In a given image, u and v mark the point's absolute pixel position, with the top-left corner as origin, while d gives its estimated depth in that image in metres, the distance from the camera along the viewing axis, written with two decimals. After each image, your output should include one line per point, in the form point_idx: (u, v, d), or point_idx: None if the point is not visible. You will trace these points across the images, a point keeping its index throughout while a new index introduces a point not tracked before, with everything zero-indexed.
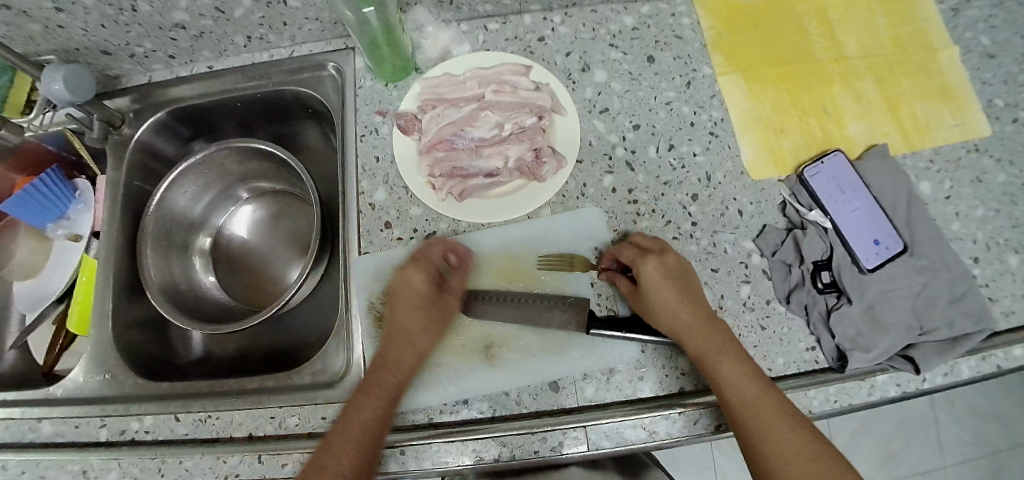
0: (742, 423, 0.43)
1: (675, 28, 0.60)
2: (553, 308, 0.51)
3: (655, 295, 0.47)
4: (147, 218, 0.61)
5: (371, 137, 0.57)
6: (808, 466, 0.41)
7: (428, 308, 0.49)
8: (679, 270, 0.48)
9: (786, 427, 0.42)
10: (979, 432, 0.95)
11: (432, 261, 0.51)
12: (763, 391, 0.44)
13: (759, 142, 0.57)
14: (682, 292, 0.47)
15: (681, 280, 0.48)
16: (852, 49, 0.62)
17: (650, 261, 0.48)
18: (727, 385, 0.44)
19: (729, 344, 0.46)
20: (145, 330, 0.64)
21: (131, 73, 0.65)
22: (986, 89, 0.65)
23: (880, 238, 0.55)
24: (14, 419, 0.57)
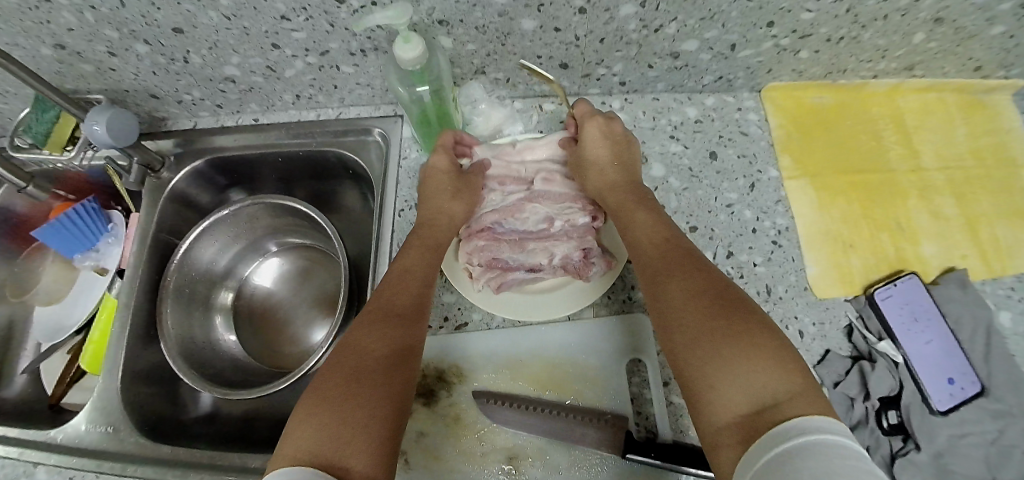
0: (648, 268, 0.41)
1: (740, 123, 0.57)
2: (590, 423, 0.46)
3: (591, 153, 0.50)
4: (171, 272, 0.60)
5: (410, 213, 0.54)
6: (700, 305, 0.36)
7: (457, 187, 0.51)
8: (617, 140, 0.50)
9: (688, 277, 0.38)
10: None
11: (447, 147, 0.53)
12: (677, 250, 0.41)
13: (827, 257, 0.52)
14: (614, 160, 0.49)
15: (615, 148, 0.50)
16: (929, 159, 0.58)
17: (592, 128, 0.50)
18: (640, 254, 0.43)
19: (650, 212, 0.45)
20: (155, 380, 0.61)
21: (178, 117, 0.64)
22: None
23: (954, 377, 0.50)
24: (10, 458, 0.55)
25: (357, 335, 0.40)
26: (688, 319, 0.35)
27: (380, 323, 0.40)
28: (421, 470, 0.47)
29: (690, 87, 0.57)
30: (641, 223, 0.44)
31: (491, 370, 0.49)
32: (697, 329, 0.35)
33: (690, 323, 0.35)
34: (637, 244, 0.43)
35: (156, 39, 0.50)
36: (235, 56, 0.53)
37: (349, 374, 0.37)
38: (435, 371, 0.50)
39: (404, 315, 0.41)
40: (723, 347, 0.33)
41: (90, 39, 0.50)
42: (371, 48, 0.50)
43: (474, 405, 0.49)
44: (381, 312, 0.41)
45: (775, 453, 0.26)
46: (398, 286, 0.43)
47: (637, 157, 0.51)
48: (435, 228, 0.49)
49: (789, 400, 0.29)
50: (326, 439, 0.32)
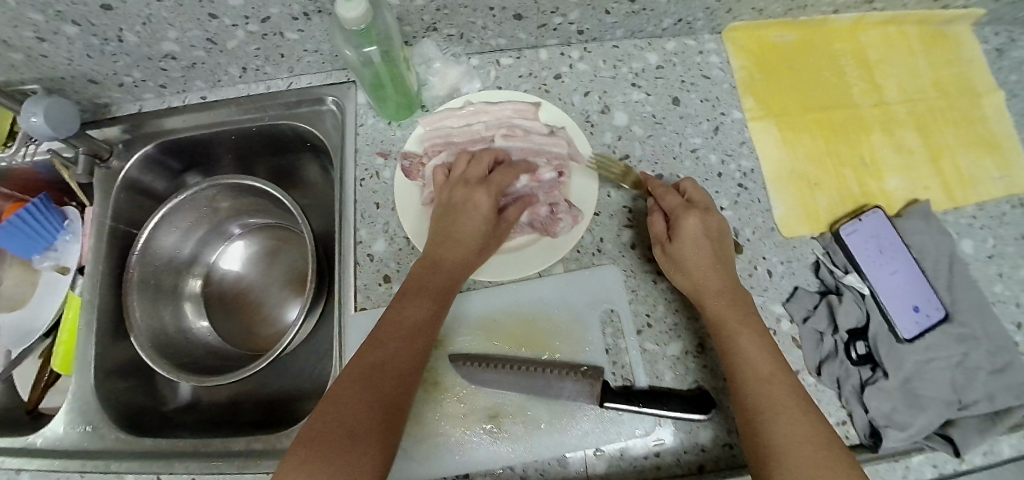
0: (750, 393, 0.39)
1: (702, 67, 0.56)
2: (569, 376, 0.46)
3: (690, 253, 0.44)
4: (133, 264, 0.57)
5: (372, 182, 0.52)
6: (808, 451, 0.35)
7: (489, 239, 0.46)
8: (716, 235, 0.44)
9: (789, 398, 0.38)
10: None
11: (489, 186, 0.46)
12: (775, 365, 0.40)
13: (792, 197, 0.53)
14: (716, 262, 0.44)
15: (716, 247, 0.44)
16: (893, 93, 0.58)
17: (693, 216, 0.44)
18: (740, 354, 0.41)
19: (750, 315, 0.43)
20: (130, 377, 0.59)
21: (120, 101, 0.60)
22: None
23: (919, 305, 0.51)
24: None
25: (348, 390, 0.38)
26: (798, 460, 0.35)
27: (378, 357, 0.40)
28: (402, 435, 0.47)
29: (649, 32, 0.55)
30: (740, 318, 0.42)
31: (466, 333, 0.49)
32: (810, 471, 0.34)
33: (800, 459, 0.35)
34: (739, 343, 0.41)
35: (85, 19, 0.47)
36: (172, 30, 0.49)
37: (340, 435, 0.35)
38: None
39: (400, 377, 0.39)
40: None
41: (13, 24, 0.47)
42: (314, 11, 0.48)
43: (452, 369, 0.48)
44: (375, 368, 0.39)
45: None
46: (397, 341, 0.41)
47: (733, 256, 0.46)
48: (454, 278, 0.44)
49: None
50: None
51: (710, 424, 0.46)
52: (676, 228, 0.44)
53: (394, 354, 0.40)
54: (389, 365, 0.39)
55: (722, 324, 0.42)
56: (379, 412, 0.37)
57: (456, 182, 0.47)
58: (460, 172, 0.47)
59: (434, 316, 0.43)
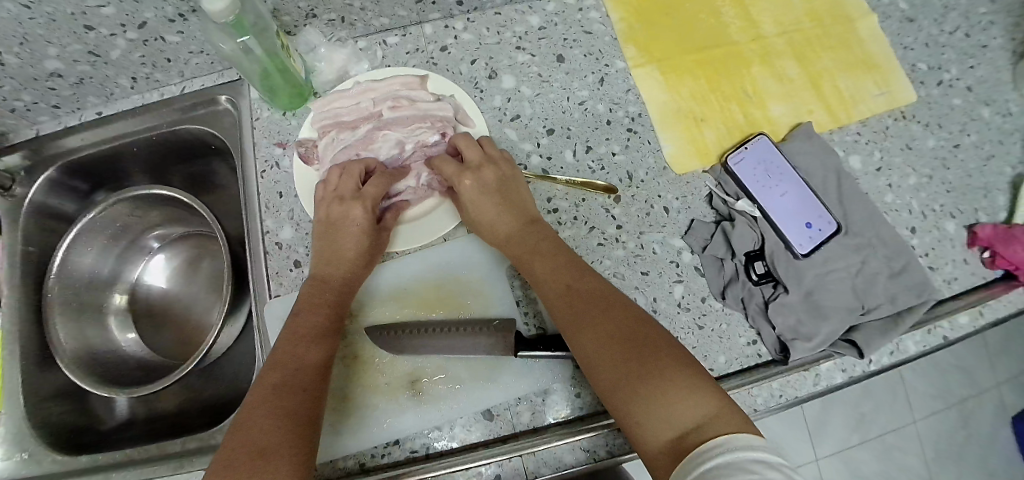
0: (558, 317, 0.42)
1: (583, 23, 0.57)
2: (485, 329, 0.47)
3: (472, 208, 0.47)
4: (50, 282, 0.57)
5: (272, 173, 0.53)
6: (612, 353, 0.37)
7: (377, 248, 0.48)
8: (498, 186, 0.47)
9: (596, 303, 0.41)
10: (943, 385, 1.00)
11: (365, 196, 0.47)
12: (574, 277, 0.43)
13: (680, 134, 0.55)
14: (500, 205, 0.47)
15: (499, 195, 0.47)
16: (768, 28, 0.61)
17: (466, 178, 0.47)
18: (543, 284, 0.44)
19: (546, 241, 0.45)
20: (66, 400, 0.59)
21: (16, 128, 0.59)
22: (908, 54, 0.64)
23: (811, 221, 0.53)
24: None
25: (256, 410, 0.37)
26: (606, 367, 0.37)
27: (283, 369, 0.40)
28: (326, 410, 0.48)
29: None
30: (535, 247, 0.45)
31: (379, 305, 0.50)
32: (616, 373, 0.37)
33: (606, 366, 0.37)
34: (539, 271, 0.44)
35: None
36: (51, 47, 0.49)
37: (254, 450, 0.34)
38: None
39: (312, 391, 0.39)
40: (644, 385, 0.35)
41: None
42: (189, 11, 0.49)
43: (370, 342, 0.49)
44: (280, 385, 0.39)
45: (713, 462, 0.29)
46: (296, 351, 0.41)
47: (526, 189, 0.49)
48: (343, 292, 0.46)
49: (709, 423, 0.32)
50: None
51: None
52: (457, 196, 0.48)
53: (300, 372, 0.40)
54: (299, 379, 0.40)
55: (524, 258, 0.45)
56: (291, 424, 0.37)
57: (330, 200, 0.47)
58: (328, 188, 0.48)
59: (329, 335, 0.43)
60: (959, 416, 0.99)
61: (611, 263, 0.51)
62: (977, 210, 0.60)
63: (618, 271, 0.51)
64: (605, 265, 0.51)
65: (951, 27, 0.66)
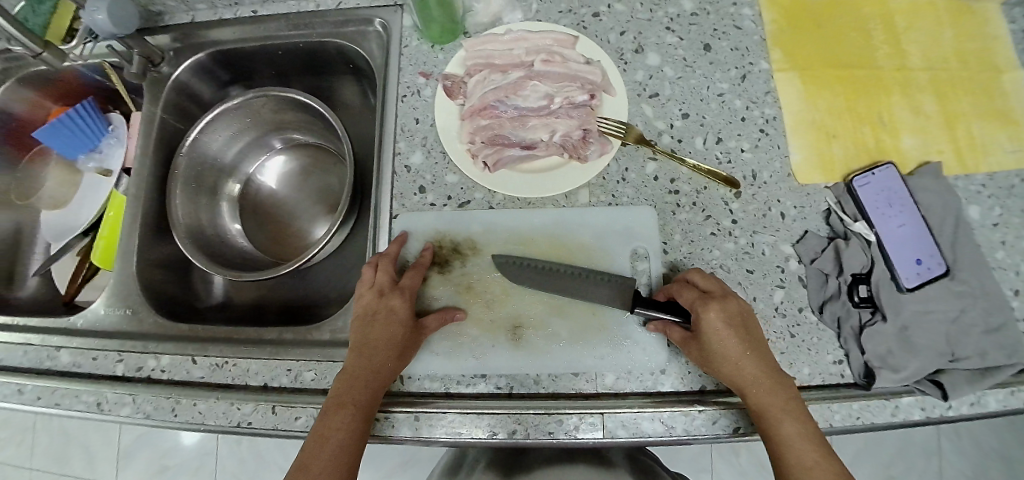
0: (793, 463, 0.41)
1: (735, 17, 0.57)
2: (608, 282, 0.49)
3: (719, 346, 0.44)
4: (180, 158, 0.61)
5: (412, 99, 0.55)
6: None
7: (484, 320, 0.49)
8: (737, 317, 0.44)
9: (806, 438, 0.41)
10: (981, 467, 0.97)
11: (384, 287, 0.48)
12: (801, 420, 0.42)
13: (811, 146, 0.55)
14: (744, 338, 0.44)
15: (741, 328, 0.44)
16: (916, 59, 0.58)
17: (714, 309, 0.44)
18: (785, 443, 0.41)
19: (777, 381, 0.43)
20: (167, 270, 0.64)
21: (174, 10, 0.63)
22: None
23: (921, 257, 0.52)
24: (35, 346, 0.62)
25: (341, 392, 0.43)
26: None
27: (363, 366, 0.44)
28: None
29: None
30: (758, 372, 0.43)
31: (500, 244, 0.52)
32: None
33: None
34: (751, 379, 0.43)
35: None
36: None
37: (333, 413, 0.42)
38: (450, 244, 0.52)
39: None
40: None
41: None
42: None
43: (484, 277, 0.51)
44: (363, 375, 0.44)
45: None
46: (377, 353, 0.45)
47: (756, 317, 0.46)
48: (410, 329, 0.47)
49: None
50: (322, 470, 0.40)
51: None
52: (699, 329, 0.44)
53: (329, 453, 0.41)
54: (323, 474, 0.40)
55: (741, 372, 0.43)
56: (358, 414, 0.43)
57: (367, 293, 0.48)
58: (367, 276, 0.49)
59: (353, 427, 0.42)
60: None
61: (719, 255, 0.52)
62: None
63: (725, 264, 0.52)
64: (714, 255, 0.52)
65: None
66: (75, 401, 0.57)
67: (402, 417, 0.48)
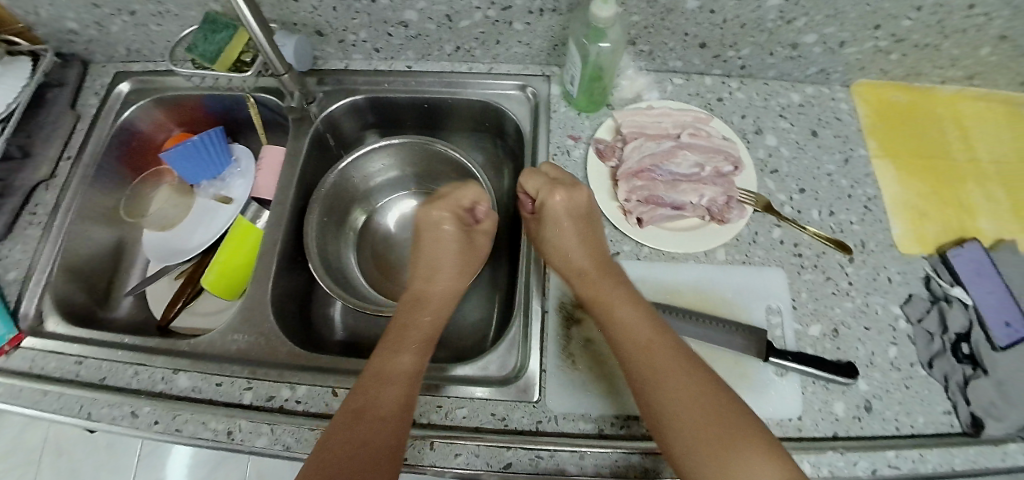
0: (640, 362, 0.47)
1: (834, 111, 0.67)
2: (750, 334, 0.54)
3: (556, 227, 0.55)
4: (321, 190, 0.64)
5: (562, 157, 0.61)
6: (679, 399, 0.44)
7: (587, 235, 0.55)
8: (580, 214, 0.55)
9: (641, 322, 0.49)
10: None
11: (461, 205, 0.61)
12: (654, 331, 0.48)
13: (908, 222, 0.63)
14: (577, 233, 0.54)
15: (578, 220, 0.55)
16: (983, 154, 0.68)
17: (557, 194, 0.55)
18: (623, 327, 0.49)
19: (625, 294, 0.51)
20: (293, 302, 0.65)
21: (329, 57, 0.68)
22: None
23: (1009, 321, 0.58)
24: (144, 367, 0.59)
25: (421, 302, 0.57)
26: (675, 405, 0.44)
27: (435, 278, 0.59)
28: (584, 370, 0.54)
29: (795, 77, 0.67)
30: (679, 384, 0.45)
31: (650, 290, 0.56)
32: (678, 410, 0.44)
33: (687, 405, 0.44)
34: (663, 396, 0.45)
35: None
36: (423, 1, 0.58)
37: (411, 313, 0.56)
38: None
39: (390, 415, 0.46)
40: (718, 435, 0.42)
41: None
42: (550, 9, 0.57)
43: None
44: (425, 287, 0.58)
45: None
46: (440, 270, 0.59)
47: (599, 231, 0.56)
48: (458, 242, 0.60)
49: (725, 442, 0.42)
50: (411, 356, 0.51)
51: (843, 398, 0.55)
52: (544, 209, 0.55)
53: (395, 373, 0.49)
54: (381, 411, 0.46)
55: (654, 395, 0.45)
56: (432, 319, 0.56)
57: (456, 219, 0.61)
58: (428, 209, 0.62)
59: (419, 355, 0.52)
60: None
61: (840, 312, 0.58)
62: None
63: (846, 321, 0.58)
64: (836, 312, 0.58)
65: None
66: (198, 429, 0.54)
67: (565, 456, 0.50)
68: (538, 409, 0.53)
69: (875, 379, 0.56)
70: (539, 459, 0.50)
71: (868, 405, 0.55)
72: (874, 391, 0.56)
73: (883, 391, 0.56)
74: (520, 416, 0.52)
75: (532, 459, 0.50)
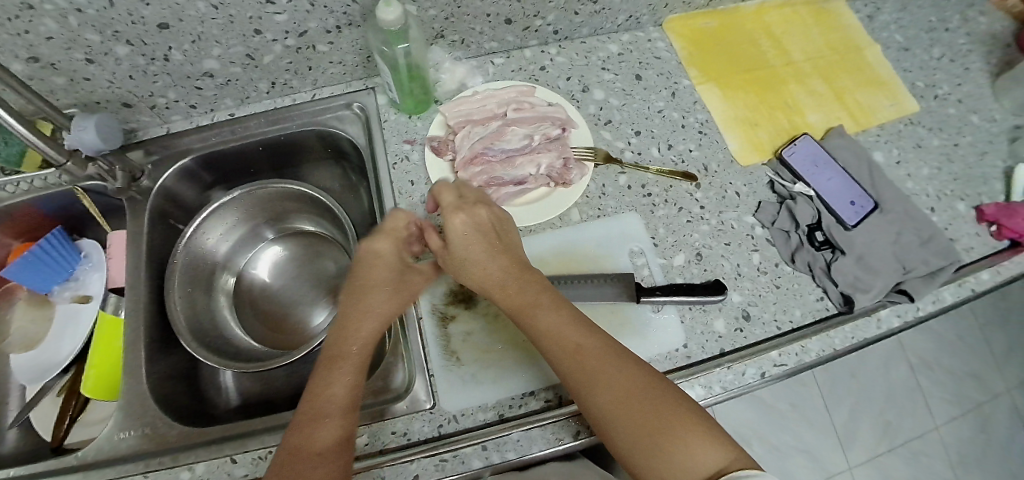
0: (574, 370, 0.45)
1: (653, 51, 0.70)
2: (614, 284, 0.54)
3: (461, 248, 0.49)
4: (175, 259, 0.63)
5: (403, 164, 0.61)
6: (617, 402, 0.43)
7: (500, 247, 0.50)
8: (484, 227, 0.50)
9: (565, 324, 0.47)
10: (957, 390, 1.09)
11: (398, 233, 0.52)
12: (584, 335, 0.46)
13: (741, 135, 0.66)
14: (490, 251, 0.49)
15: (485, 233, 0.50)
16: (797, 55, 0.73)
17: (459, 214, 0.50)
18: (547, 335, 0.46)
19: (548, 299, 0.48)
20: (178, 383, 0.61)
21: (148, 126, 0.65)
22: (936, 76, 0.73)
23: (854, 199, 0.62)
24: None
25: (354, 338, 0.48)
26: (614, 407, 0.43)
27: (367, 301, 0.49)
28: (471, 363, 0.53)
29: (608, 29, 0.70)
30: (612, 376, 0.44)
31: None
32: (619, 413, 0.42)
33: (625, 405, 0.42)
34: (603, 399, 0.43)
35: (139, 39, 0.53)
36: (217, 48, 0.57)
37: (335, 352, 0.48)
38: None
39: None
40: (660, 432, 0.41)
41: (67, 46, 0.52)
42: (346, 24, 0.57)
43: None
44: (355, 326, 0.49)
45: None
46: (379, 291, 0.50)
47: (513, 239, 0.52)
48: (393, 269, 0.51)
49: (674, 439, 0.40)
50: (341, 412, 0.44)
51: (722, 315, 0.56)
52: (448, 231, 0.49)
53: (322, 444, 0.42)
54: (328, 447, 0.42)
55: (587, 392, 0.44)
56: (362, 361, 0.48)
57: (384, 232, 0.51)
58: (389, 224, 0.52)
59: (356, 376, 0.47)
60: (977, 420, 1.09)
61: (699, 237, 0.60)
62: (988, 195, 0.66)
63: (706, 243, 0.60)
64: (694, 239, 0.60)
65: (951, 25, 0.77)
66: None
67: (468, 451, 0.48)
68: (436, 414, 0.51)
69: (746, 289, 0.58)
70: (443, 463, 0.48)
71: (746, 314, 0.56)
72: (748, 299, 0.57)
73: (756, 297, 0.57)
74: (419, 426, 0.50)
75: (436, 465, 0.48)
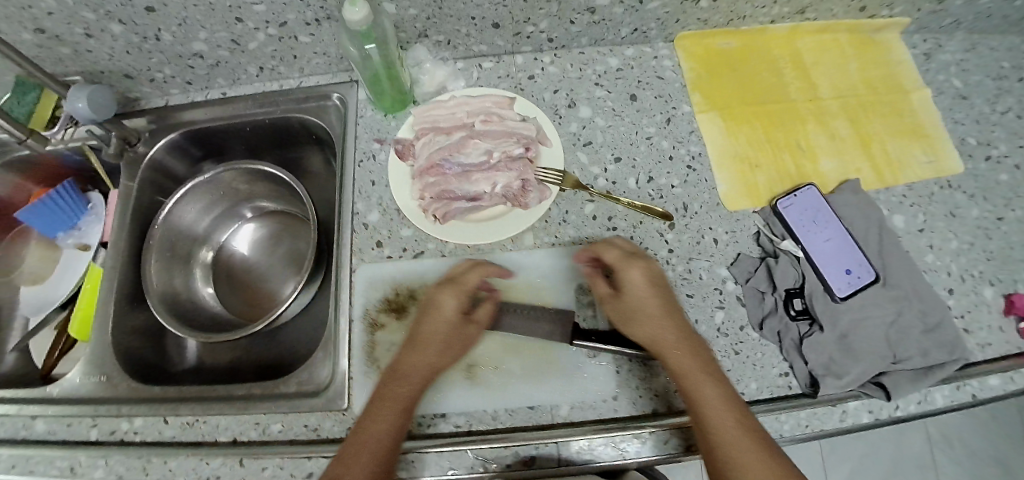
0: (720, 445, 0.42)
1: (657, 69, 0.65)
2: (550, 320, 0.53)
3: (642, 303, 0.49)
4: (154, 230, 0.66)
5: (368, 163, 0.60)
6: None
7: (670, 310, 0.49)
8: (659, 284, 0.50)
9: (723, 398, 0.44)
10: (979, 476, 0.97)
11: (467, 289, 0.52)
12: (738, 414, 0.44)
13: (735, 175, 0.60)
14: (664, 311, 0.48)
15: (660, 293, 0.49)
16: (825, 89, 0.64)
17: (635, 268, 0.50)
18: (704, 404, 0.44)
19: (711, 368, 0.46)
20: (143, 339, 0.65)
21: (150, 96, 0.69)
22: (991, 136, 0.63)
23: (851, 268, 0.54)
24: (8, 416, 0.56)
25: (394, 388, 0.47)
26: None
27: (424, 347, 0.49)
28: None
29: (611, 40, 0.65)
30: (761, 470, 0.41)
31: None
32: None
33: None
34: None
35: (130, 19, 0.55)
36: (202, 32, 0.58)
37: (381, 393, 0.47)
38: (407, 290, 0.55)
39: None
40: None
41: (68, 22, 0.55)
42: (324, 17, 0.56)
43: None
44: (398, 375, 0.48)
45: None
46: (437, 344, 0.49)
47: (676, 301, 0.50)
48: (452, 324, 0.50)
49: None
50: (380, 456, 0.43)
51: (663, 373, 0.51)
52: (622, 283, 0.50)
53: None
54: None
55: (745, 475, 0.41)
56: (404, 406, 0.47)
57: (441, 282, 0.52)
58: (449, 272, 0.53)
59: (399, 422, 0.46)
60: None
61: None
62: None
63: None
64: None
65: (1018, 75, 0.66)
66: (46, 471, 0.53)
67: None
68: (347, 417, 0.51)
69: None
70: None
71: None
72: None
73: None
74: (330, 425, 0.51)
75: None
